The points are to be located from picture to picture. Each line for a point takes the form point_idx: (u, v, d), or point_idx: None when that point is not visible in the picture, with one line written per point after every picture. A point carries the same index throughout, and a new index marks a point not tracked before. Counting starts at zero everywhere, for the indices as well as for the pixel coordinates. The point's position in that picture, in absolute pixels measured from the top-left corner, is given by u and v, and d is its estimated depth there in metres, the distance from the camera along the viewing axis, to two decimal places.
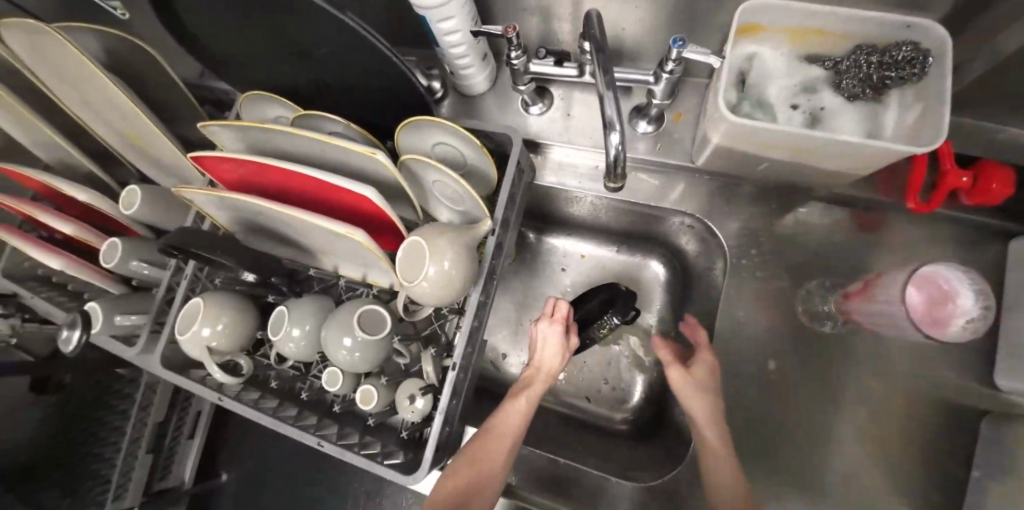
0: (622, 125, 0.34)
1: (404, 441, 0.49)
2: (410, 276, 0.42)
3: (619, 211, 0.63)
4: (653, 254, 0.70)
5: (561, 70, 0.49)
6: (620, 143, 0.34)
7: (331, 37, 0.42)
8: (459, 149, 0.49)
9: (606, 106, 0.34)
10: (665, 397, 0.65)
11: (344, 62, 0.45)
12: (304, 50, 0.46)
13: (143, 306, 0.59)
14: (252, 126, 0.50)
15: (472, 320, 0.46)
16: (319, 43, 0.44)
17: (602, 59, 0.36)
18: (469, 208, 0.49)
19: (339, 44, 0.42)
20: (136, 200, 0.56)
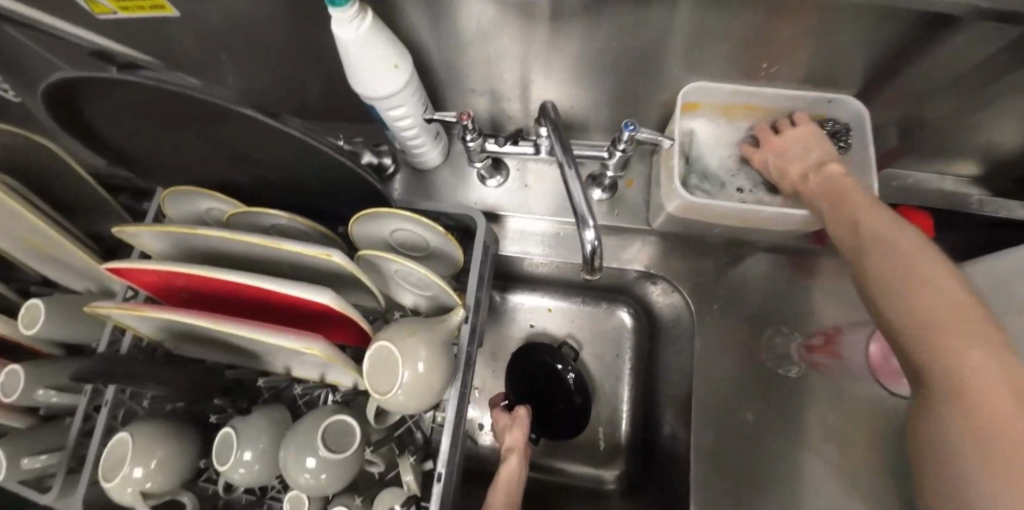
0: (595, 221, 0.34)
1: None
2: (382, 386, 0.39)
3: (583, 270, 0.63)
4: (619, 304, 0.70)
5: (517, 148, 0.49)
6: (596, 238, 0.34)
7: (269, 138, 0.39)
8: (419, 236, 0.46)
9: (578, 200, 0.35)
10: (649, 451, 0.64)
11: (286, 158, 0.42)
12: (241, 149, 0.42)
13: (58, 439, 0.49)
14: (182, 230, 0.44)
15: (452, 418, 0.43)
16: (256, 143, 0.40)
17: (564, 152, 0.36)
18: (436, 295, 0.46)
19: (281, 144, 0.39)
20: (41, 315, 0.47)
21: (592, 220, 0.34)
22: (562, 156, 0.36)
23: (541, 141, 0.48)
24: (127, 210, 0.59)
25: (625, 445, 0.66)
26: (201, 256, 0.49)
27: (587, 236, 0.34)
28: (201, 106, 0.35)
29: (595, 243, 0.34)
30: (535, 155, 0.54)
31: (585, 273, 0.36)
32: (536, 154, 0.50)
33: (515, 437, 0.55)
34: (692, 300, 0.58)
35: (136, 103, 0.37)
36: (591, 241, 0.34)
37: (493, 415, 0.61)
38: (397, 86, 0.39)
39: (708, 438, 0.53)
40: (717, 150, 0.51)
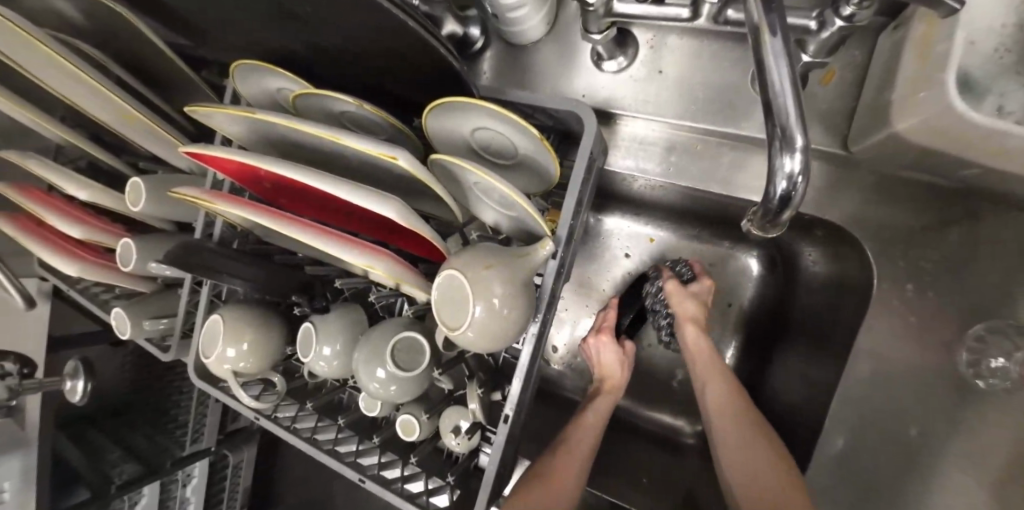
0: (808, 135, 0.20)
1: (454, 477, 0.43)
2: (453, 321, 0.32)
3: (710, 203, 0.48)
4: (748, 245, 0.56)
5: (660, 10, 0.32)
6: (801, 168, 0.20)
7: None
8: (507, 136, 0.35)
9: (772, 94, 0.20)
10: None
11: (342, 24, 0.31)
12: (287, 11, 0.32)
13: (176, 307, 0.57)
14: (249, 114, 0.39)
15: (528, 360, 0.37)
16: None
17: (766, 14, 0.21)
18: (521, 218, 0.37)
19: (331, 5, 0.29)
20: (141, 195, 0.48)
21: (801, 139, 0.20)
22: (759, 13, 0.21)
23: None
24: (210, 87, 0.56)
25: None
26: (274, 143, 0.44)
27: (783, 166, 0.20)
28: None
29: (803, 177, 0.20)
30: (683, 24, 0.36)
31: (762, 222, 0.24)
32: (691, 21, 0.33)
33: (619, 376, 0.48)
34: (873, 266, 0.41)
35: None
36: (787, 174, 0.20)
37: (595, 344, 0.51)
38: None
39: (844, 439, 0.41)
40: (1003, 32, 0.30)
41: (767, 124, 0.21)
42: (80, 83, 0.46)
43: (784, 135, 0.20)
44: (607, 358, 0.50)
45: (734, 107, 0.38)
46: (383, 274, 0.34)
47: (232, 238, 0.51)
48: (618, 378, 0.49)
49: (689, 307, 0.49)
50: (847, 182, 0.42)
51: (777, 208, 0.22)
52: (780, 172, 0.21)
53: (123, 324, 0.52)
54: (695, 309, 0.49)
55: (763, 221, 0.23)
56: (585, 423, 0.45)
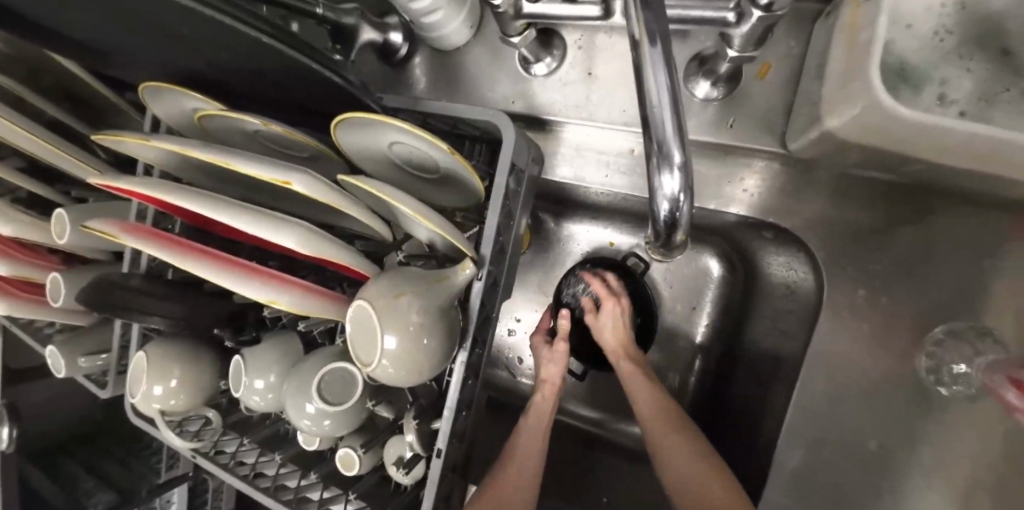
0: (682, 151, 0.20)
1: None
2: (366, 355, 0.30)
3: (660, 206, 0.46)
4: (708, 246, 0.53)
5: (575, 9, 0.30)
6: (677, 187, 0.20)
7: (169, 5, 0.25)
8: (422, 151, 0.33)
9: (652, 109, 0.20)
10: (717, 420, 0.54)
11: (228, 42, 0.29)
12: (171, 30, 0.30)
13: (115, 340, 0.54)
14: (152, 142, 0.36)
15: (459, 388, 0.35)
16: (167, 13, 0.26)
17: (648, 20, 0.20)
18: (444, 238, 0.34)
19: (205, 22, 0.26)
20: (66, 226, 0.46)
21: (678, 155, 0.20)
22: (640, 17, 0.20)
23: None
24: (137, 108, 0.53)
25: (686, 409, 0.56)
26: (191, 168, 0.41)
27: (664, 186, 0.21)
28: None
29: (683, 195, 0.21)
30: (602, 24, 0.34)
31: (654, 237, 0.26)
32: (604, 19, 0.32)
33: (552, 371, 0.48)
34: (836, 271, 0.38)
35: None
36: (669, 193, 0.21)
37: (534, 346, 0.52)
38: None
39: (810, 451, 0.39)
40: (942, 13, 0.28)
41: (647, 139, 0.21)
42: None
43: (661, 151, 0.20)
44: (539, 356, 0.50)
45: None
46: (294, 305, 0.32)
47: (161, 267, 0.48)
48: (552, 372, 0.48)
49: (611, 340, 0.48)
50: (800, 181, 0.40)
51: (668, 225, 0.23)
52: (665, 190, 0.22)
53: (57, 362, 0.49)
54: (616, 340, 0.48)
55: (658, 239, 0.25)
56: (531, 429, 0.44)
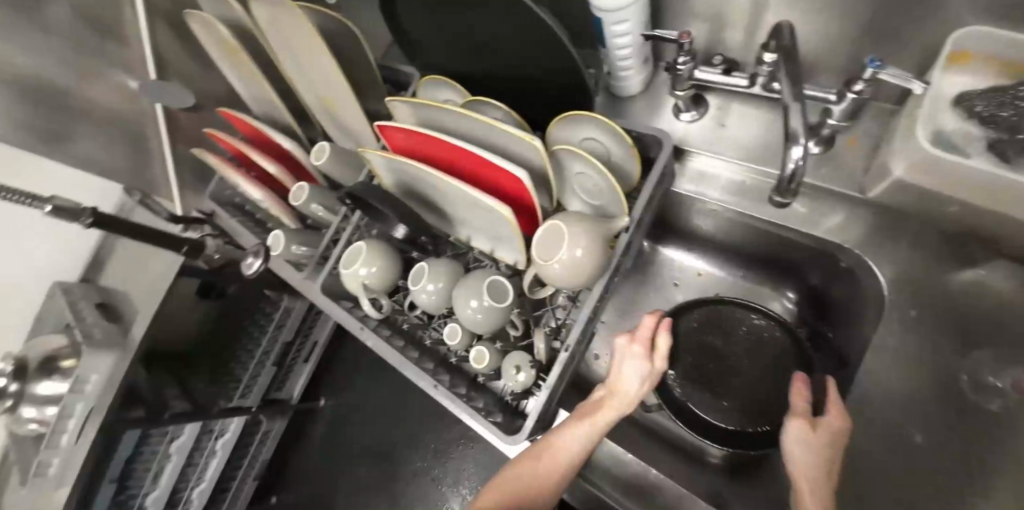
0: (807, 140, 0.33)
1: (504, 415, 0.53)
2: (545, 253, 0.44)
3: (752, 235, 0.60)
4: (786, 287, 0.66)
5: (728, 78, 0.48)
6: (803, 158, 0.33)
7: (512, 21, 0.44)
8: (606, 145, 0.49)
9: (790, 118, 0.33)
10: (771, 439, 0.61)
11: (522, 53, 0.48)
12: (490, 44, 0.50)
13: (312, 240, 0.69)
14: (428, 106, 0.56)
15: (588, 311, 0.47)
16: (503, 30, 0.46)
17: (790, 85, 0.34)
18: (606, 203, 0.49)
19: (523, 36, 0.45)
20: (324, 154, 0.66)
21: (804, 140, 0.33)
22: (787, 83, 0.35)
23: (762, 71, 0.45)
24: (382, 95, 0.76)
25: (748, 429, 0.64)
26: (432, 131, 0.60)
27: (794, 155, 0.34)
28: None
29: (801, 162, 0.34)
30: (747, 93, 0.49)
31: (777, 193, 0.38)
32: (748, 89, 0.47)
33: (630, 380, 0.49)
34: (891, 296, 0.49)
35: None
36: (796, 161, 0.33)
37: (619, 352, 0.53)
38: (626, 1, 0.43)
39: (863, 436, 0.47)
40: None
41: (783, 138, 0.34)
42: (311, 72, 0.65)
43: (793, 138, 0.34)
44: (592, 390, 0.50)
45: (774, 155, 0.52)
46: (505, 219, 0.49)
47: None
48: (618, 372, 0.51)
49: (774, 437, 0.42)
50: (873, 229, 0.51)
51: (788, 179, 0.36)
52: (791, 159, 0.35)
53: (278, 242, 0.65)
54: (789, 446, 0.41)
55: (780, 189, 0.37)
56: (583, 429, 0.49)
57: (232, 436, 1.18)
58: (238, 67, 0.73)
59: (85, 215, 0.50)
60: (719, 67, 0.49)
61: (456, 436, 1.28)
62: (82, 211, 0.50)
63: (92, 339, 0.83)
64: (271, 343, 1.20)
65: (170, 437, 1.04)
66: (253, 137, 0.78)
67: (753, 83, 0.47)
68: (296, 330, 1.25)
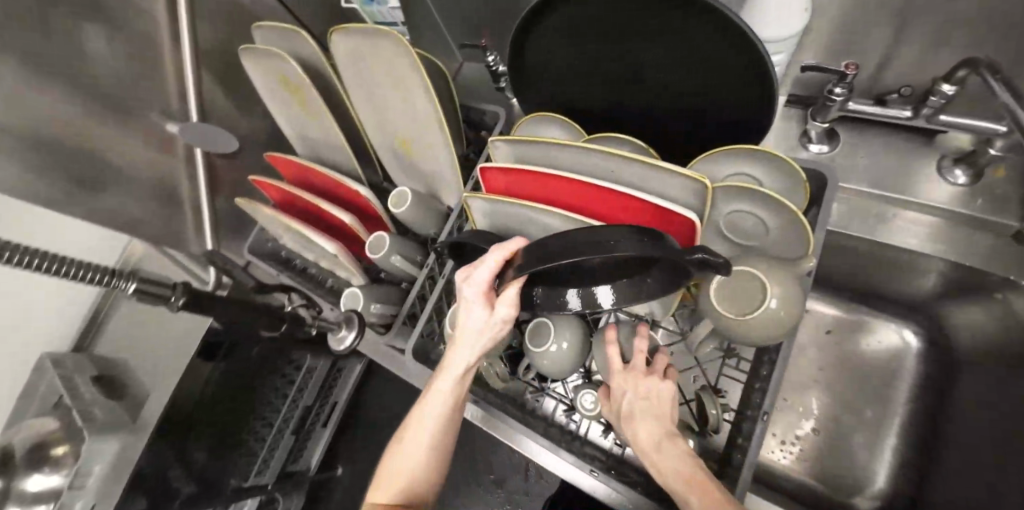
0: None
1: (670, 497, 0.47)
2: (744, 309, 0.38)
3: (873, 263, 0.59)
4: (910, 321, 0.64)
5: (884, 111, 0.47)
6: None
7: (705, 57, 0.39)
8: (763, 181, 0.44)
9: None
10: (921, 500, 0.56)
11: (690, 90, 0.43)
12: (641, 79, 0.45)
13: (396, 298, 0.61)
14: (545, 144, 0.49)
15: (780, 371, 0.41)
16: (683, 66, 0.41)
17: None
18: (770, 244, 0.44)
19: (706, 73, 0.41)
20: (407, 199, 0.58)
21: None
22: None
23: (930, 103, 0.42)
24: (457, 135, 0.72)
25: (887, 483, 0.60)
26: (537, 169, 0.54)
27: None
28: (678, 20, 0.37)
29: None
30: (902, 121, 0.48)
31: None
32: (909, 119, 0.46)
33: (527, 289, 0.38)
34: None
35: (609, 17, 0.40)
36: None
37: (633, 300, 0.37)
38: (791, 31, 0.40)
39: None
40: None
41: None
42: (398, 115, 0.59)
43: None
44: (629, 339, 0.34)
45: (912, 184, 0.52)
46: None
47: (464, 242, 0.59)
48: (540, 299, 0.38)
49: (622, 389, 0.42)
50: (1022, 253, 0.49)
51: None
52: None
53: (354, 302, 0.56)
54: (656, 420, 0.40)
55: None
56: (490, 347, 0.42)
57: None
58: (295, 110, 0.67)
59: (180, 299, 0.36)
60: (871, 99, 0.48)
61: None
62: (177, 294, 0.36)
63: None
64: (292, 408, 1.07)
65: None
66: (307, 180, 0.70)
67: (916, 115, 0.45)
68: (318, 391, 1.13)
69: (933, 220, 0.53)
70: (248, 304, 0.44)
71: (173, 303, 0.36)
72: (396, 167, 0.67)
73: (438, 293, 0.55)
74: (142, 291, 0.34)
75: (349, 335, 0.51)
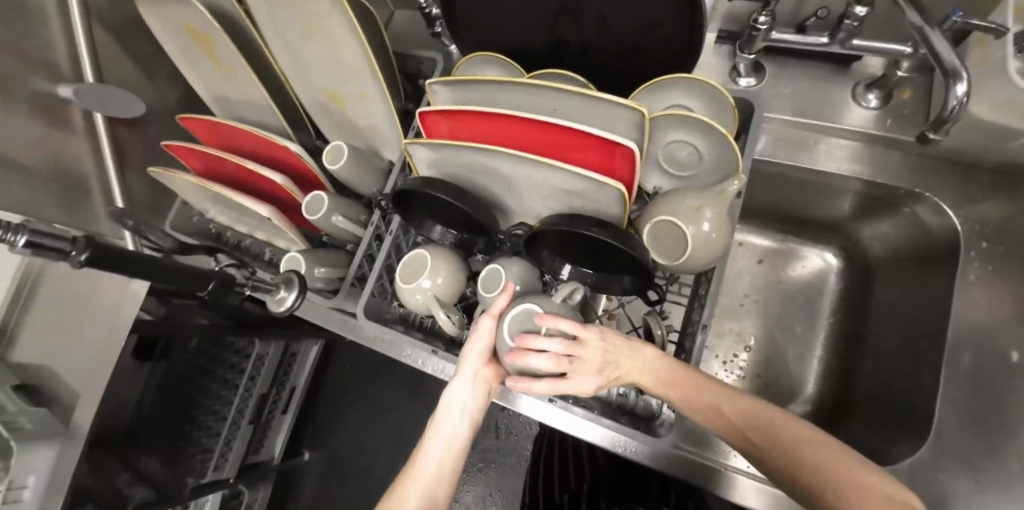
0: (967, 75, 0.37)
1: (630, 419, 0.50)
2: (673, 255, 0.41)
3: (796, 188, 0.64)
4: (831, 243, 0.72)
5: (804, 38, 0.50)
6: (967, 92, 0.37)
7: None
8: (697, 110, 0.46)
9: (944, 56, 0.37)
10: (842, 401, 0.65)
11: (625, 25, 0.44)
12: (577, 13, 0.45)
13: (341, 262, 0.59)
14: (485, 84, 0.48)
15: (717, 291, 0.43)
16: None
17: (927, 28, 0.36)
18: (704, 173, 0.46)
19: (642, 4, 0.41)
20: (343, 153, 0.55)
21: (964, 73, 0.37)
22: (925, 27, 0.37)
23: (844, 26, 0.46)
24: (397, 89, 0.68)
25: (813, 391, 0.68)
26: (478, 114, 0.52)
27: (959, 92, 0.38)
28: None
29: (964, 99, 0.38)
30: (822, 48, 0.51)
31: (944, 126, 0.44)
32: (827, 45, 0.49)
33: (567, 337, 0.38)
34: (958, 230, 0.54)
35: None
36: (959, 96, 0.38)
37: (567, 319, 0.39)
38: None
39: (949, 362, 0.51)
40: None
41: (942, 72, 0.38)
42: (328, 65, 0.55)
43: (952, 72, 0.37)
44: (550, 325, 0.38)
45: (823, 111, 0.57)
46: (617, 198, 0.42)
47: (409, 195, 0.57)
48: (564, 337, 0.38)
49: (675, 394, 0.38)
50: (916, 171, 0.56)
51: (953, 108, 0.40)
52: (954, 96, 0.38)
53: (296, 267, 0.54)
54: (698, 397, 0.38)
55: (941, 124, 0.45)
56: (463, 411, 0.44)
57: None
58: (209, 66, 0.61)
59: (83, 255, 0.28)
60: (793, 30, 0.52)
61: (478, 460, 1.22)
62: (78, 247, 0.28)
63: (22, 431, 0.65)
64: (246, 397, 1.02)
65: None
66: (233, 145, 0.64)
67: (832, 41, 0.49)
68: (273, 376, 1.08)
69: (844, 147, 0.58)
70: (169, 266, 0.34)
71: (74, 258, 0.28)
72: (332, 125, 0.63)
73: (387, 249, 0.54)
74: (33, 245, 0.26)
75: (292, 296, 0.43)
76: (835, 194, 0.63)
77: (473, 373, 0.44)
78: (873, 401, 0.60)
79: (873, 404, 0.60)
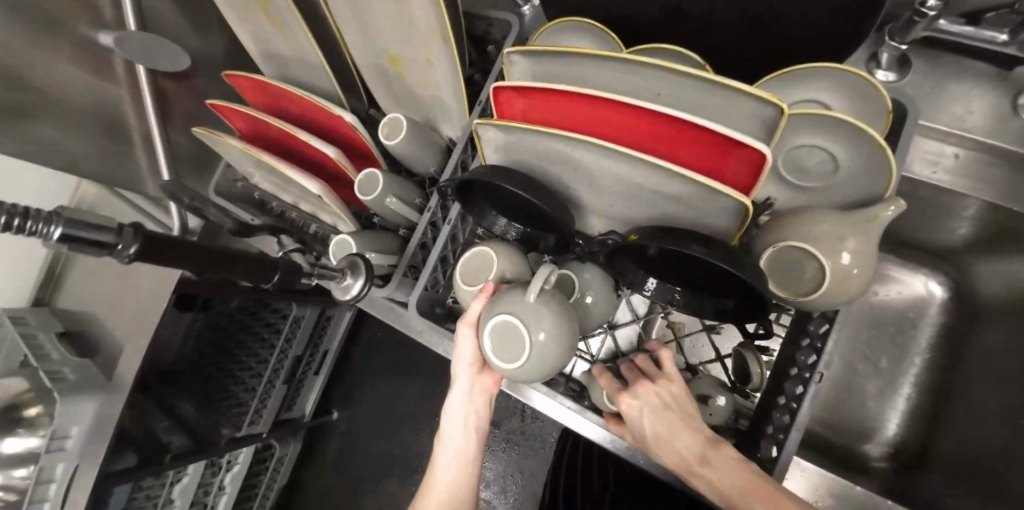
0: None
1: None
2: (798, 289, 0.34)
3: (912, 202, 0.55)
4: (937, 269, 0.62)
5: (978, 33, 0.43)
6: None
7: None
8: (838, 109, 0.37)
9: None
10: (924, 448, 0.58)
11: None
12: None
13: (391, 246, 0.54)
14: (575, 60, 0.40)
15: (838, 334, 0.36)
16: None
17: None
18: (835, 187, 0.38)
19: None
20: (403, 129, 0.49)
21: None
22: None
23: None
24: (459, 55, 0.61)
25: (888, 431, 0.62)
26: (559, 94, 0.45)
27: None
28: None
29: None
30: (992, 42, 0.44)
31: None
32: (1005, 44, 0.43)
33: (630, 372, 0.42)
34: None
35: None
36: None
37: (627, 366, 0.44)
38: None
39: None
40: None
41: None
42: (389, 25, 0.49)
43: None
44: (631, 392, 0.40)
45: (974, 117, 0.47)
46: (730, 214, 0.35)
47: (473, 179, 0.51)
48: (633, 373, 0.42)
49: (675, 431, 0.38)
50: None
51: None
52: None
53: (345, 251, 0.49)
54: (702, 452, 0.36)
55: None
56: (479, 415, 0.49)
57: (241, 470, 1.01)
58: (256, 17, 0.55)
59: (131, 247, 0.23)
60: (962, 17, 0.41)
61: (499, 443, 1.22)
62: (125, 239, 0.22)
63: (65, 382, 0.66)
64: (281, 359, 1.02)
65: (169, 483, 0.87)
66: (281, 108, 0.59)
67: (1012, 41, 0.42)
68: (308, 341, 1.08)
69: (990, 161, 0.48)
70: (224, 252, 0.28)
71: (121, 253, 0.22)
72: (388, 94, 0.57)
73: (445, 239, 0.48)
74: (71, 238, 0.20)
75: (359, 282, 0.38)
76: (952, 215, 0.54)
77: (473, 382, 0.47)
78: (961, 451, 0.53)
79: (963, 456, 0.53)
